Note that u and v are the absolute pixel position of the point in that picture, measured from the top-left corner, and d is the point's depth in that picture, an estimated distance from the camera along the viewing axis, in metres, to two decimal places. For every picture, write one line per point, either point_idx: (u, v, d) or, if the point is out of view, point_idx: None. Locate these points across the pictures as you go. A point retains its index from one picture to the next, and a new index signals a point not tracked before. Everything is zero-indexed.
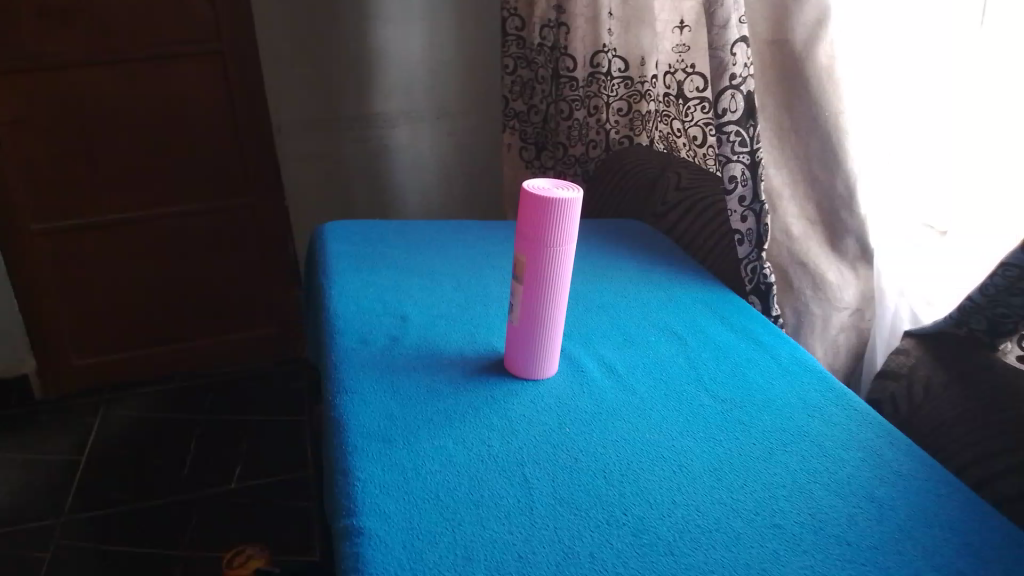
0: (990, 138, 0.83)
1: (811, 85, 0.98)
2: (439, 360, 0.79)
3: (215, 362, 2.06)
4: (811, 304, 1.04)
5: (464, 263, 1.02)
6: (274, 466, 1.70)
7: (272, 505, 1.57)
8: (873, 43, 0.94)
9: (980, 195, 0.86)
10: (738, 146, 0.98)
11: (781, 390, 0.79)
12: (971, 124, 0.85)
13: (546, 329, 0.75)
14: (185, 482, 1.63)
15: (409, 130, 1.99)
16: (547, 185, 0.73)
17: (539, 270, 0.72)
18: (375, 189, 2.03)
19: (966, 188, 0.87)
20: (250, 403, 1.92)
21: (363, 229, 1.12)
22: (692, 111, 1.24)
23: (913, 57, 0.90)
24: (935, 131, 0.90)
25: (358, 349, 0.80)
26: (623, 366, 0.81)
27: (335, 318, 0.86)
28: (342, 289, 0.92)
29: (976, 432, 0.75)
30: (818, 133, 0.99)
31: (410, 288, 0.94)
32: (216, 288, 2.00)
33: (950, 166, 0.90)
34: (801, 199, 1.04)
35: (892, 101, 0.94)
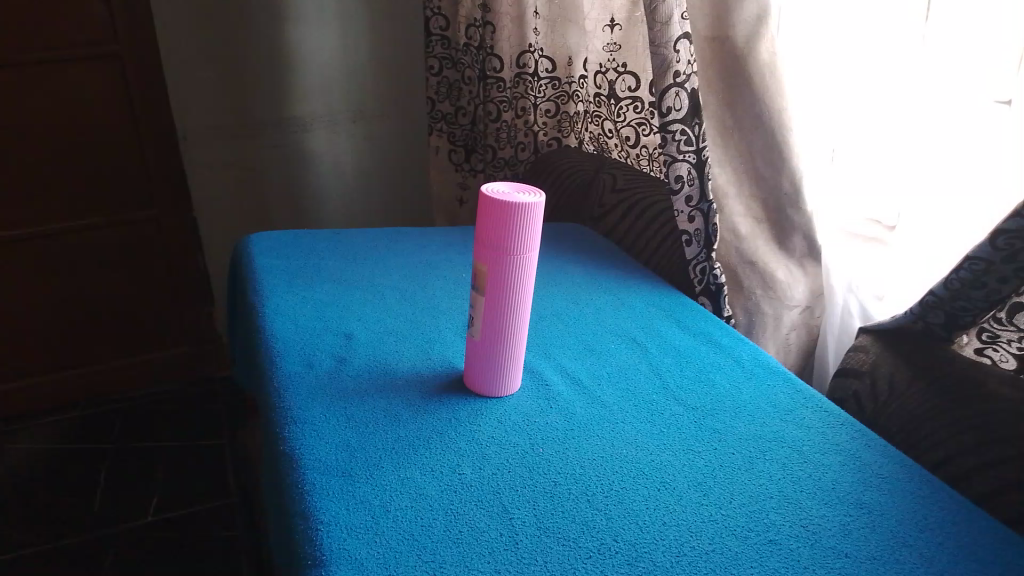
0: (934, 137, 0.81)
1: (755, 82, 0.95)
2: (393, 382, 0.73)
3: (124, 387, 1.92)
4: (761, 303, 1.02)
5: (407, 274, 0.97)
6: (192, 496, 1.59)
7: (193, 538, 1.46)
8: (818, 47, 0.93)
9: (924, 188, 0.84)
10: (684, 145, 0.95)
11: (749, 394, 0.77)
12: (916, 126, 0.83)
13: (510, 343, 0.71)
14: (98, 518, 1.51)
15: (325, 134, 1.91)
16: (507, 188, 0.68)
17: (501, 281, 0.68)
18: (293, 198, 1.94)
19: (906, 183, 0.86)
20: (163, 429, 1.80)
21: (290, 240, 1.05)
22: (624, 111, 1.22)
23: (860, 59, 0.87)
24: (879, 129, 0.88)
25: (303, 374, 0.73)
26: (588, 377, 0.77)
27: (272, 340, 0.78)
28: (275, 307, 0.85)
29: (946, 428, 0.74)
30: (760, 131, 0.97)
31: (351, 303, 0.88)
32: (122, 307, 1.86)
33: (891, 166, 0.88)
34: (747, 197, 1.02)
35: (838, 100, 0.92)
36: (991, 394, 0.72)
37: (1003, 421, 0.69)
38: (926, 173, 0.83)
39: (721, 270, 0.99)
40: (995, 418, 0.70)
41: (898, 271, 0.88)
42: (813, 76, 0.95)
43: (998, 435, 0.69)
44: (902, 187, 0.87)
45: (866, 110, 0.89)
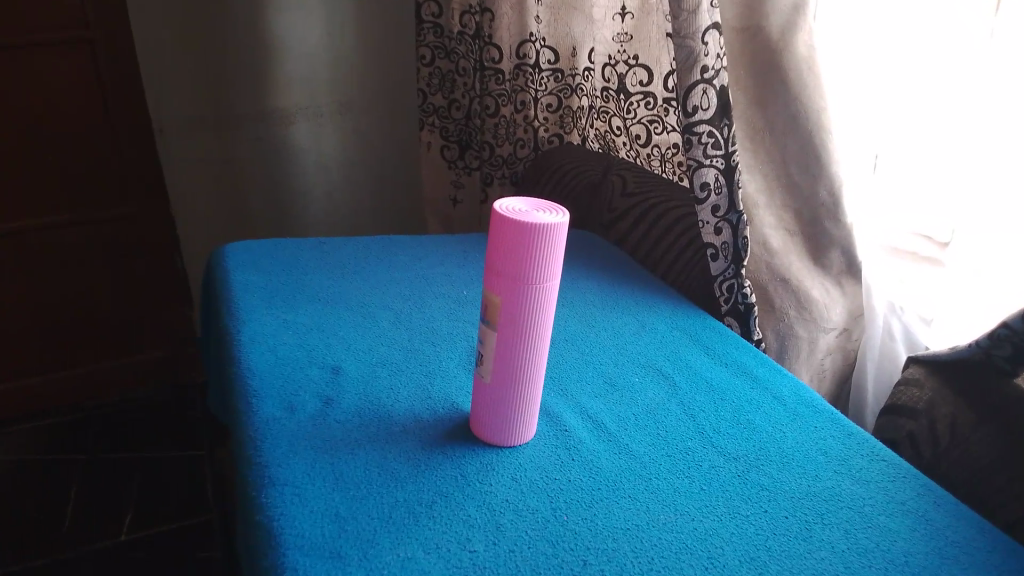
0: (992, 155, 0.72)
1: (790, 78, 0.85)
2: (388, 429, 0.63)
3: (96, 395, 1.79)
4: (795, 326, 0.92)
5: (401, 291, 0.86)
6: (174, 510, 1.48)
7: (176, 556, 1.36)
8: (864, 50, 0.84)
9: (971, 206, 0.75)
10: (711, 149, 0.85)
11: (795, 440, 0.68)
12: (976, 139, 0.74)
13: (527, 387, 0.60)
14: (68, 539, 1.39)
15: (309, 127, 1.80)
16: (524, 206, 0.59)
17: (514, 314, 0.58)
18: (275, 195, 1.83)
19: (964, 198, 0.77)
20: (141, 438, 1.68)
21: (270, 251, 0.94)
22: (635, 108, 1.12)
23: (919, 65, 0.78)
24: (947, 141, 0.77)
25: (284, 419, 0.63)
26: (612, 420, 0.67)
27: (249, 376, 0.68)
28: (252, 333, 0.74)
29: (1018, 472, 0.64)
30: (797, 134, 0.87)
31: (339, 328, 0.77)
32: (93, 309, 1.73)
33: (950, 182, 0.79)
34: (778, 207, 0.92)
35: (886, 109, 0.83)
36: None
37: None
38: (970, 190, 0.76)
39: (751, 288, 0.89)
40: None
41: (953, 293, 0.79)
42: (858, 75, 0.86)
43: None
44: (953, 201, 0.79)
45: (924, 117, 0.79)
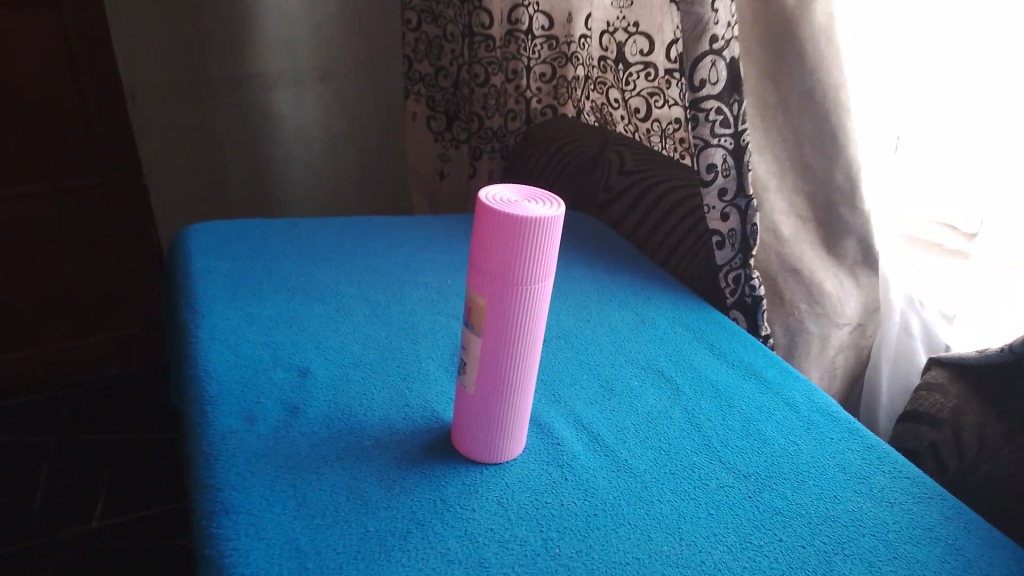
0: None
1: (806, 51, 0.77)
2: (358, 443, 0.56)
3: (66, 373, 1.70)
4: (806, 321, 0.85)
5: (379, 281, 0.79)
6: (149, 493, 1.39)
7: (149, 543, 1.28)
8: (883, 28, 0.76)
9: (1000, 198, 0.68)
10: (719, 127, 0.78)
11: (809, 454, 0.61)
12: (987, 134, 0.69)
13: (515, 400, 0.54)
14: (33, 521, 1.30)
15: (290, 94, 1.71)
16: (514, 195, 0.52)
17: (501, 319, 0.51)
18: (254, 166, 1.74)
19: (979, 187, 0.72)
20: (115, 415, 1.60)
21: (237, 233, 0.86)
22: (634, 79, 1.04)
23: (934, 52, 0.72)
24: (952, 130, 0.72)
25: (242, 433, 0.56)
26: (609, 431, 0.61)
27: (205, 381, 0.61)
28: (211, 330, 0.67)
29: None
30: (813, 112, 0.79)
31: (309, 324, 0.70)
32: (62, 283, 1.65)
33: (967, 172, 0.73)
34: (790, 191, 0.84)
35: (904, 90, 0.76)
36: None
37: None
38: (987, 175, 0.70)
39: (759, 280, 0.83)
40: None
41: (974, 286, 0.72)
42: (886, 48, 0.77)
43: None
44: (975, 190, 0.73)
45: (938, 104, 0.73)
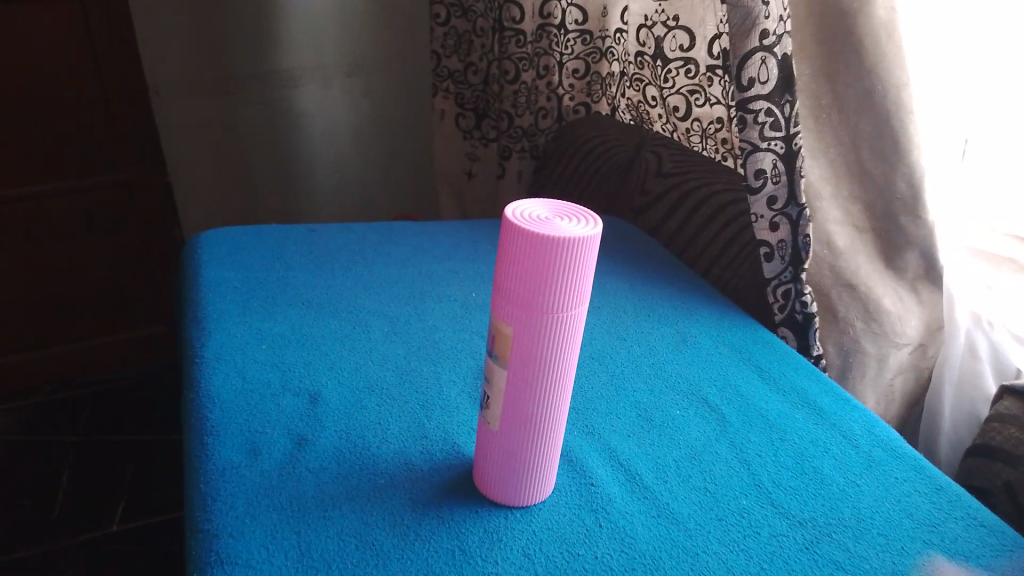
0: None
1: (865, 46, 0.70)
2: (370, 482, 0.51)
3: (90, 373, 1.66)
4: (862, 341, 0.78)
5: (399, 294, 0.74)
6: (171, 496, 1.33)
7: (169, 550, 1.21)
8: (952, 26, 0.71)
9: None
10: (768, 129, 0.72)
11: (872, 496, 0.55)
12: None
13: (544, 439, 0.48)
14: (51, 525, 1.25)
15: (317, 91, 1.67)
16: (546, 212, 0.46)
17: (529, 350, 0.45)
18: (281, 163, 1.70)
19: None
20: (138, 414, 1.54)
21: (253, 241, 0.82)
22: (673, 76, 0.99)
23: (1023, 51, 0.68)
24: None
25: (244, 469, 0.51)
26: (648, 469, 0.55)
27: (209, 408, 0.56)
28: (218, 350, 0.62)
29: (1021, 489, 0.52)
30: (872, 113, 0.72)
31: (324, 342, 0.65)
32: (85, 284, 1.60)
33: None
34: (846, 200, 0.77)
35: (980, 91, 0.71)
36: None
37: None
38: None
39: (811, 295, 0.76)
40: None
41: None
42: (957, 44, 0.71)
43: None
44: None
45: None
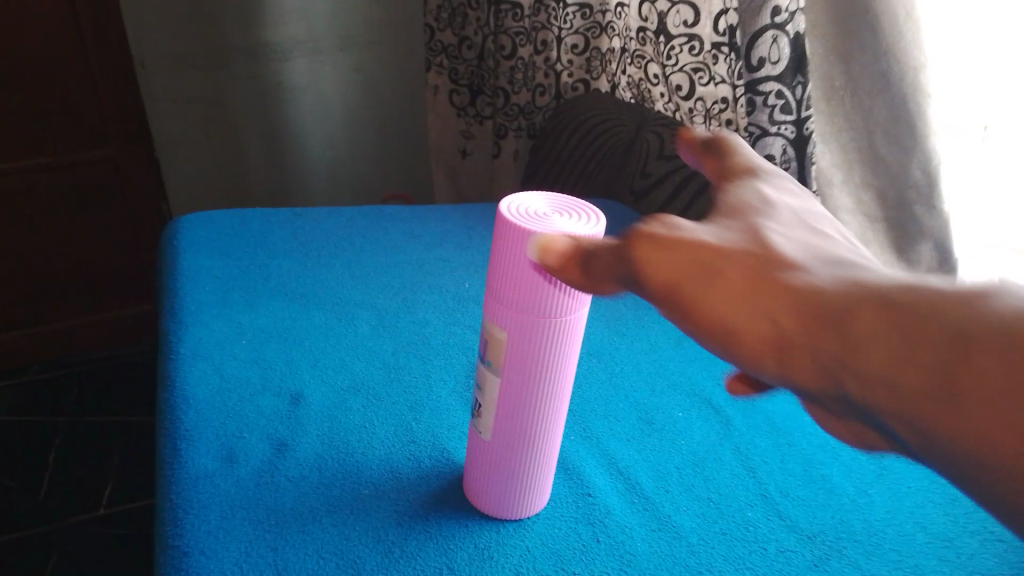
0: None
1: (879, 27, 0.66)
2: (353, 493, 0.48)
3: (81, 351, 1.62)
4: None
5: (389, 284, 0.71)
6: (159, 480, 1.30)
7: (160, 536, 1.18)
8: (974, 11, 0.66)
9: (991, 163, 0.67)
10: (778, 112, 0.69)
11: (883, 509, 0.52)
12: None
13: (539, 450, 0.45)
14: (36, 509, 1.21)
15: (308, 64, 1.61)
16: (545, 207, 0.42)
17: (525, 357, 0.42)
18: (273, 139, 1.65)
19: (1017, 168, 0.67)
20: (126, 395, 1.50)
21: (234, 226, 0.78)
22: (676, 53, 0.95)
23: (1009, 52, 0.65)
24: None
25: (219, 478, 0.47)
26: (649, 478, 0.52)
27: (183, 410, 0.53)
28: (194, 345, 0.59)
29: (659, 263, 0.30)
30: (886, 96, 0.68)
31: (308, 338, 0.62)
32: (70, 262, 1.55)
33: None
34: (857, 188, 0.75)
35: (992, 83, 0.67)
36: (987, 289, 0.26)
37: (801, 291, 0.29)
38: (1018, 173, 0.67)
39: None
40: (896, 314, 0.26)
41: None
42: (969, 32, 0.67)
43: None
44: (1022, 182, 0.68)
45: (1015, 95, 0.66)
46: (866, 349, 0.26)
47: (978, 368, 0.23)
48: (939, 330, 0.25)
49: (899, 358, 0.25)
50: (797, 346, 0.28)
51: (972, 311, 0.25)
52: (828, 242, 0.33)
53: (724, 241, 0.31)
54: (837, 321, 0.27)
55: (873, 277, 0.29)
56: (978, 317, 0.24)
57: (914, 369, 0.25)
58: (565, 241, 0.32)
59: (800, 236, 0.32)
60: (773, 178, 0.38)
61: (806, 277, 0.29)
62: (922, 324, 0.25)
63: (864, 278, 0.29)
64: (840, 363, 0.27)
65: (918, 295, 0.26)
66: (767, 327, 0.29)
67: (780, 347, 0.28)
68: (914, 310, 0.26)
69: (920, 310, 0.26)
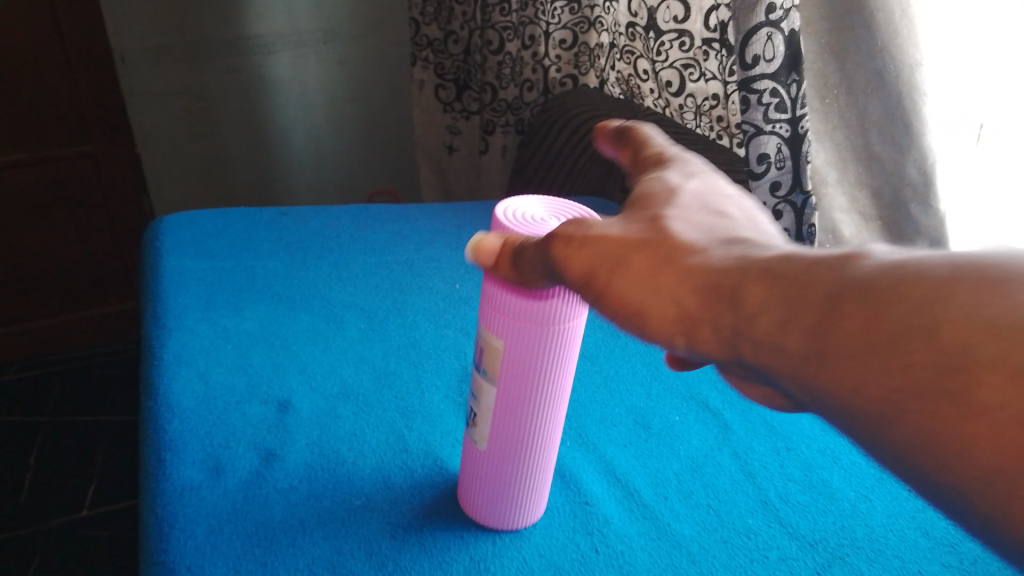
0: None
1: (878, 22, 0.65)
2: (344, 504, 0.46)
3: (62, 350, 1.59)
4: None
5: (378, 286, 0.69)
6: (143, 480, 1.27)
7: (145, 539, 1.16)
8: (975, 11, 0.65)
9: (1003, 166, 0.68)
10: (773, 111, 0.67)
11: (884, 514, 0.51)
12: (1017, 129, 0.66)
13: (537, 460, 0.44)
14: (19, 511, 1.19)
15: (292, 59, 1.58)
16: (543, 211, 0.41)
17: (524, 367, 0.40)
18: (256, 134, 1.62)
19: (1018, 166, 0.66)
20: (108, 394, 1.48)
21: (219, 226, 0.76)
22: (666, 49, 0.94)
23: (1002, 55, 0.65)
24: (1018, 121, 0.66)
25: (206, 491, 0.46)
26: (648, 485, 0.51)
27: (168, 419, 0.51)
28: (178, 352, 0.57)
29: (569, 255, 0.31)
30: (883, 94, 0.68)
31: (295, 342, 0.60)
32: (48, 259, 1.52)
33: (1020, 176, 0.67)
34: (852, 187, 0.74)
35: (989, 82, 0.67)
36: (859, 255, 0.25)
37: (691, 268, 0.29)
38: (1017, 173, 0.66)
39: None
40: (780, 285, 0.26)
41: None
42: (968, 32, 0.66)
43: (945, 342, 0.21)
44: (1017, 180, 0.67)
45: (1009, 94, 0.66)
46: (754, 313, 0.26)
47: (848, 319, 0.23)
48: (815, 291, 0.25)
49: (783, 322, 0.25)
50: (702, 322, 0.28)
51: (842, 270, 0.25)
52: (732, 216, 0.33)
53: (623, 224, 0.32)
54: (731, 296, 0.27)
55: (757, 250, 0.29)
56: (847, 274, 0.25)
57: (797, 333, 0.25)
58: (496, 241, 0.35)
59: (702, 212, 0.33)
60: (686, 159, 0.38)
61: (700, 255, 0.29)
62: (801, 288, 0.25)
63: (752, 252, 0.29)
64: (733, 329, 0.27)
65: (798, 256, 0.27)
66: (671, 308, 0.28)
67: (684, 323, 0.28)
68: (791, 272, 0.26)
69: (797, 270, 0.26)
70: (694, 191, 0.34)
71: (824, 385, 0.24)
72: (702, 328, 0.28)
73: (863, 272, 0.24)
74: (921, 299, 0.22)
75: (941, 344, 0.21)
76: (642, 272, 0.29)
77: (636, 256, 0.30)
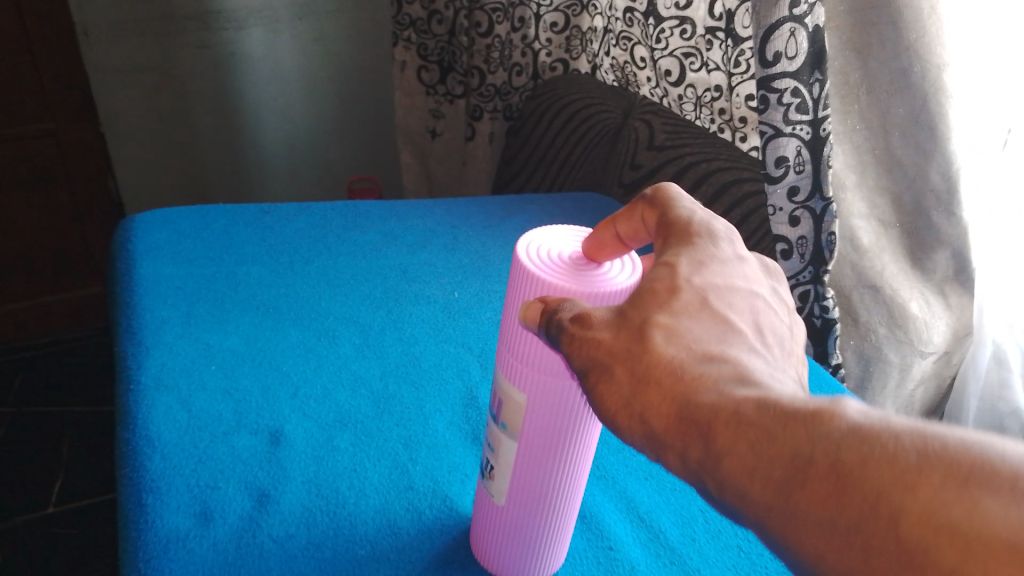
0: None
1: (903, 20, 0.60)
2: (348, 554, 0.42)
3: (28, 337, 1.52)
4: (884, 347, 0.74)
5: (369, 295, 0.64)
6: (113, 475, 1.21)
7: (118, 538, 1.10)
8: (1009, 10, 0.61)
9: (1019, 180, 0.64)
10: (794, 111, 0.63)
11: None
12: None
13: (554, 520, 0.40)
14: None
15: (264, 35, 1.49)
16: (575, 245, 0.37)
17: (549, 424, 0.36)
18: (226, 115, 1.53)
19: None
20: (77, 382, 1.41)
21: (197, 225, 0.71)
22: (666, 36, 0.89)
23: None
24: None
25: (192, 541, 0.41)
26: (673, 525, 0.47)
27: (147, 455, 0.46)
28: (157, 375, 0.52)
29: (573, 352, 0.29)
30: (907, 95, 0.63)
31: (282, 363, 0.55)
32: (8, 242, 1.45)
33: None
34: (871, 190, 0.71)
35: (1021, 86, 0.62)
36: (835, 408, 0.24)
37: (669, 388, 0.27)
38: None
39: (831, 300, 0.71)
40: (754, 430, 0.24)
41: None
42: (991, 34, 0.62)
43: (909, 536, 0.21)
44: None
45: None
46: (722, 453, 0.25)
47: (817, 483, 0.23)
48: (786, 447, 0.24)
49: (751, 467, 0.24)
50: (672, 446, 0.26)
51: (816, 427, 0.23)
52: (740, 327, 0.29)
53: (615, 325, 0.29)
54: (700, 430, 0.25)
55: (730, 382, 0.26)
56: (822, 436, 0.23)
57: (764, 484, 0.24)
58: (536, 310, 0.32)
59: (703, 316, 0.29)
60: (716, 236, 0.33)
61: (677, 370, 0.27)
62: (775, 439, 0.24)
63: (720, 384, 0.26)
64: (700, 461, 0.26)
65: (772, 400, 0.25)
66: (641, 428, 0.27)
67: (656, 446, 0.27)
68: (765, 419, 0.24)
69: (769, 418, 0.24)
70: (703, 287, 0.30)
71: (793, 542, 0.23)
72: (671, 452, 0.26)
73: (839, 435, 0.23)
74: (888, 484, 0.21)
75: (901, 535, 0.21)
76: (626, 387, 0.28)
77: (622, 366, 0.28)
